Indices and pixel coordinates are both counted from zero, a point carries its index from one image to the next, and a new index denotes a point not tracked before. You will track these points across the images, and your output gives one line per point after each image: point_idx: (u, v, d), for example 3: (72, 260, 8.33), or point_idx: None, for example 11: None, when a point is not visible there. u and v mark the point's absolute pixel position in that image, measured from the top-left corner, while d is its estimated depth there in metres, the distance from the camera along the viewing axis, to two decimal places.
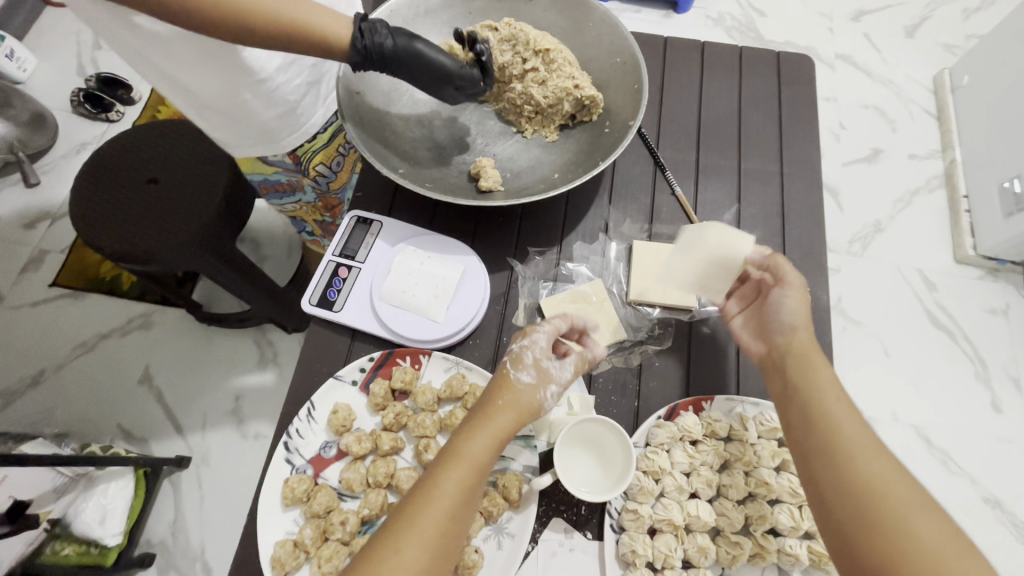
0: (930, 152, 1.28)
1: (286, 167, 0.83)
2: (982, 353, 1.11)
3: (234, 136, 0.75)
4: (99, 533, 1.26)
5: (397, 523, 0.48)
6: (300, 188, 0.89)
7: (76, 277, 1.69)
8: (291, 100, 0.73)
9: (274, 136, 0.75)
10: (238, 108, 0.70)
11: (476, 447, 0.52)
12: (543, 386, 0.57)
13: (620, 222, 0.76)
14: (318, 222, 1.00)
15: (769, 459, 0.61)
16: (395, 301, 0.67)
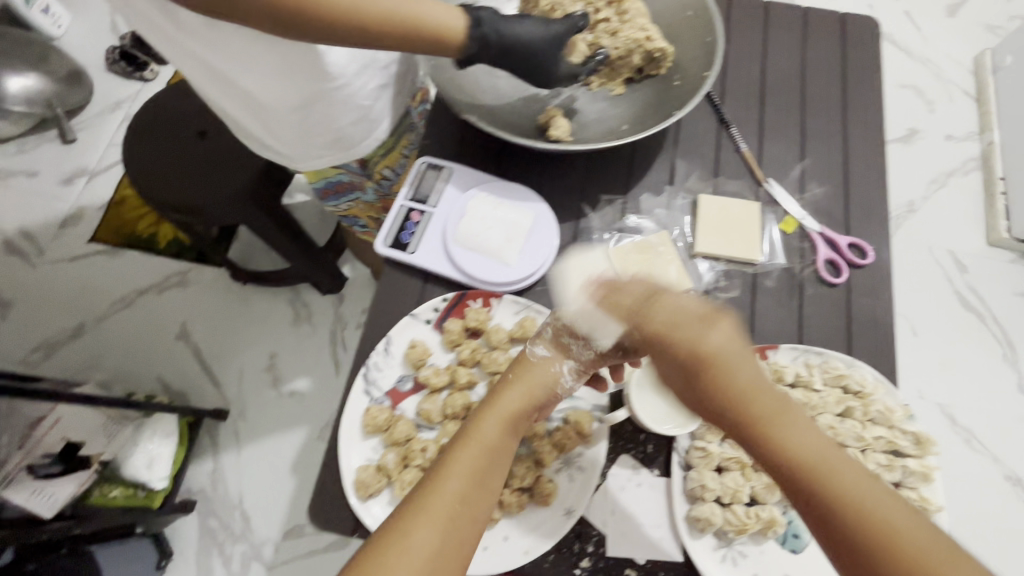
0: (969, 134, 1.20)
1: (350, 169, 0.80)
2: (1010, 335, 1.07)
3: (307, 148, 0.72)
4: (147, 477, 1.30)
5: (403, 508, 0.43)
6: (360, 188, 0.86)
7: (114, 234, 1.72)
8: (365, 105, 0.67)
9: (349, 144, 0.72)
10: (309, 116, 0.66)
11: (488, 426, 0.50)
12: (559, 359, 0.57)
13: (686, 175, 0.77)
14: (373, 219, 0.95)
15: (834, 405, 0.63)
16: (467, 244, 0.69)
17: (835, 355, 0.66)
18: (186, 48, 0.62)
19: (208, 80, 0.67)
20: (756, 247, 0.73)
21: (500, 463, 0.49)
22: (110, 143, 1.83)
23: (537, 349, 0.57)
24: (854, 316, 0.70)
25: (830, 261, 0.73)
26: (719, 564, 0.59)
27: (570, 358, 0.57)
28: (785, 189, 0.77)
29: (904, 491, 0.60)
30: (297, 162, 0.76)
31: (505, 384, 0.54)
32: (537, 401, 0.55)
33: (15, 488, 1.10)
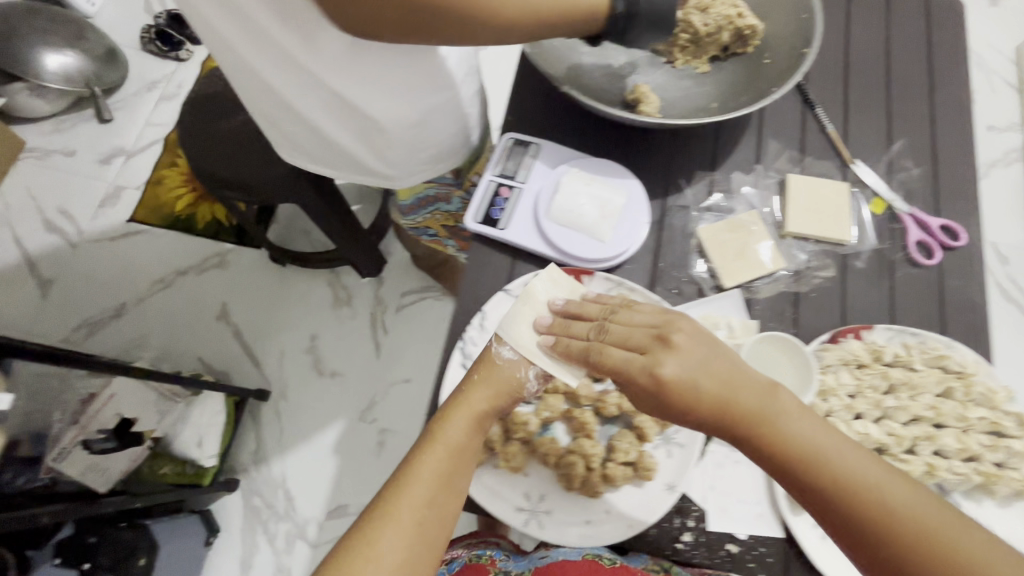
0: (1011, 124, 1.20)
1: (444, 181, 0.94)
2: None
3: (408, 165, 0.76)
4: (197, 455, 1.33)
5: (374, 516, 0.51)
6: (443, 199, 0.94)
7: (152, 214, 1.72)
8: (467, 112, 0.74)
9: (449, 153, 0.78)
10: (423, 130, 0.71)
11: (453, 430, 0.55)
12: (525, 363, 0.58)
13: (773, 156, 0.77)
14: (448, 230, 0.98)
15: (934, 385, 0.63)
16: (561, 220, 0.68)
17: (930, 336, 0.65)
18: (306, 73, 0.61)
19: (317, 111, 0.66)
20: (847, 229, 0.72)
21: (463, 465, 0.54)
22: (146, 123, 1.82)
23: (504, 349, 0.59)
24: (946, 298, 0.70)
25: (921, 243, 0.72)
26: (822, 541, 0.59)
27: (534, 362, 0.58)
28: (873, 170, 0.76)
29: (1008, 471, 0.60)
30: (393, 181, 0.79)
31: (471, 385, 0.58)
32: (500, 401, 0.58)
33: (71, 462, 1.10)
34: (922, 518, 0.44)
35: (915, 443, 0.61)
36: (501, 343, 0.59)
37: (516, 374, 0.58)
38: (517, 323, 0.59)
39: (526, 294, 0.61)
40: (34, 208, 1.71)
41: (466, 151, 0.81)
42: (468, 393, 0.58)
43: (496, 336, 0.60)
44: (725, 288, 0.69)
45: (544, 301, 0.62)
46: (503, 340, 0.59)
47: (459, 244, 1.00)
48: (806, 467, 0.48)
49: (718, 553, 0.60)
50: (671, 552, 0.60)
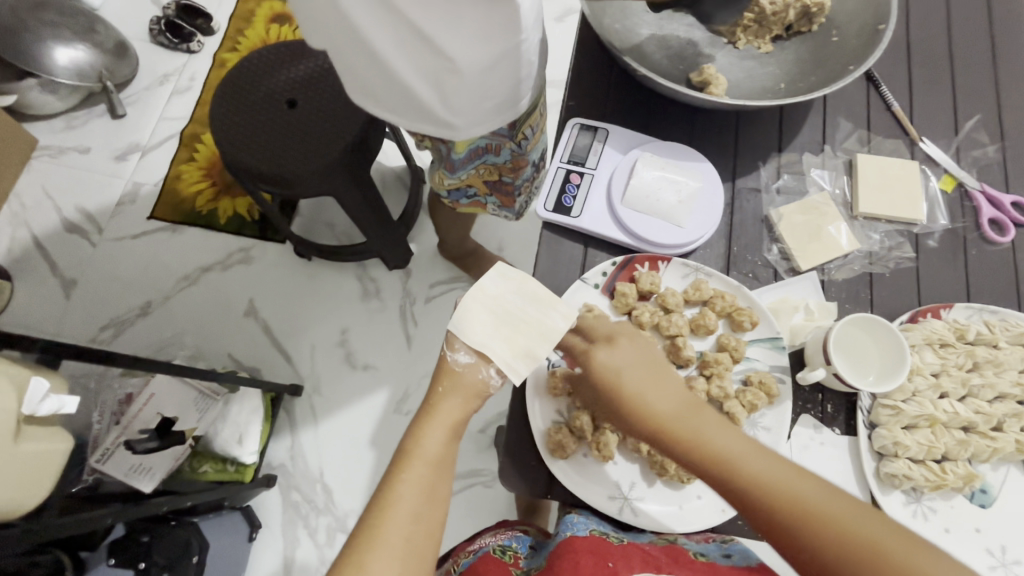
0: None
1: (498, 132, 0.80)
2: None
3: (472, 116, 0.70)
4: (238, 452, 1.31)
5: (363, 538, 0.50)
6: (495, 152, 0.85)
7: (173, 210, 1.69)
8: (531, 62, 0.68)
9: (512, 104, 0.71)
10: (490, 77, 0.65)
11: (428, 442, 0.56)
12: (484, 363, 0.59)
13: (840, 136, 0.76)
14: (491, 183, 0.94)
15: (1017, 362, 0.63)
16: (636, 206, 0.68)
17: (1011, 313, 0.66)
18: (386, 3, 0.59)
19: (392, 45, 0.64)
20: (919, 208, 0.72)
21: (444, 473, 0.55)
22: (161, 118, 1.78)
23: (459, 355, 0.60)
24: (1020, 275, 0.70)
25: (994, 220, 0.72)
26: (912, 520, 0.60)
27: (493, 362, 0.59)
28: (941, 148, 0.75)
29: None
30: (455, 133, 0.73)
31: (438, 397, 0.59)
32: (467, 409, 0.59)
33: (113, 464, 1.10)
34: (856, 532, 0.44)
35: (1002, 421, 0.62)
36: (454, 349, 0.60)
37: (480, 376, 0.59)
38: (472, 324, 0.59)
39: (474, 291, 0.60)
40: (52, 208, 1.67)
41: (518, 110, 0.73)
42: (437, 407, 0.58)
43: (450, 340, 0.60)
44: (801, 271, 0.69)
45: (494, 299, 0.60)
46: (457, 345, 0.59)
47: (498, 201, 0.99)
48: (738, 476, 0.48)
49: None
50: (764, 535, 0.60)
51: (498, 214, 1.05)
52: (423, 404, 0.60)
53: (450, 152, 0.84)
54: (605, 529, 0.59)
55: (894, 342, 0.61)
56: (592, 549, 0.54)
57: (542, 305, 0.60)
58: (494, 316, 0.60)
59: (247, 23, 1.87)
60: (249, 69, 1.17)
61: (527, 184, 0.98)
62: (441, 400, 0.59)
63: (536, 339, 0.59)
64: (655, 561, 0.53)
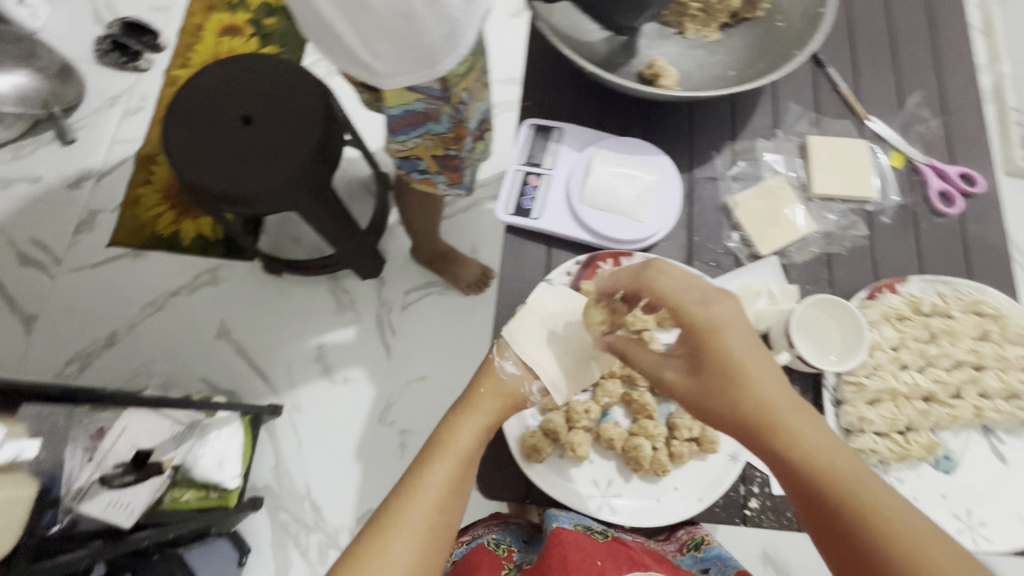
0: None
1: (431, 93, 0.76)
2: None
3: (394, 62, 0.68)
4: (220, 477, 1.29)
5: (386, 515, 0.51)
6: (435, 119, 0.82)
7: (134, 235, 1.64)
8: (456, 16, 0.66)
9: (435, 59, 0.68)
10: (408, 23, 0.63)
11: (462, 435, 0.57)
12: (530, 377, 0.60)
13: (791, 119, 0.77)
14: (438, 158, 0.90)
15: (972, 329, 0.65)
16: (596, 203, 0.69)
17: (963, 282, 0.67)
18: None
19: None
20: (870, 185, 0.73)
21: (471, 470, 0.55)
22: (114, 141, 1.73)
23: (506, 364, 0.60)
24: (969, 244, 0.72)
25: (942, 193, 0.74)
26: None
27: (540, 378, 0.59)
28: (887, 125, 0.77)
29: None
30: (378, 79, 0.70)
31: (477, 395, 0.59)
32: (501, 416, 0.59)
33: (93, 502, 0.97)
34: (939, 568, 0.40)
35: (960, 388, 0.64)
36: (503, 357, 0.61)
37: (522, 390, 0.59)
38: (524, 334, 0.60)
39: (535, 307, 0.62)
40: (5, 243, 1.61)
41: (455, 52, 0.69)
42: (476, 404, 0.59)
43: (502, 347, 0.61)
44: (762, 256, 0.70)
45: (550, 312, 0.62)
46: (508, 353, 0.60)
47: (448, 179, 0.96)
48: (825, 479, 0.45)
49: (786, 515, 0.61)
50: (741, 519, 0.61)
51: (450, 192, 1.00)
52: (462, 398, 0.60)
53: (387, 112, 0.81)
54: (587, 521, 0.59)
55: (857, 321, 0.63)
56: (576, 544, 0.55)
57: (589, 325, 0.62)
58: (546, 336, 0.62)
59: (197, 38, 1.82)
60: (203, 86, 1.14)
61: (473, 157, 0.95)
62: (481, 400, 0.59)
63: (582, 361, 0.61)
64: (640, 559, 0.56)
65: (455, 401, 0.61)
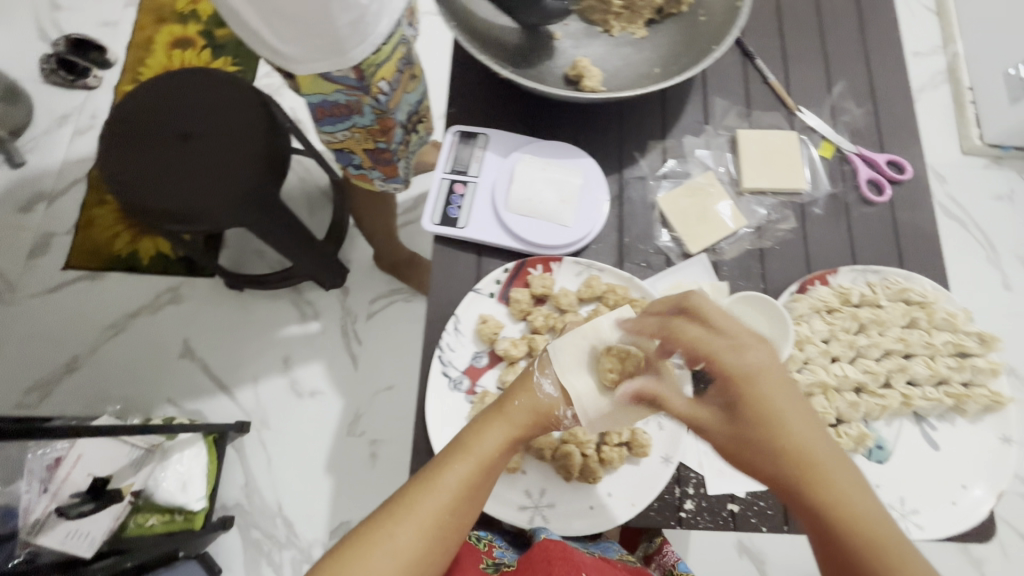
0: (933, 48, 1.47)
1: (348, 83, 0.77)
2: (986, 242, 1.38)
3: (303, 48, 0.69)
4: (184, 500, 1.27)
5: (400, 500, 0.51)
6: (357, 111, 0.82)
7: (90, 257, 1.60)
8: (363, 5, 0.68)
9: (344, 47, 0.70)
10: (312, 10, 0.65)
11: (487, 441, 0.53)
12: (564, 403, 0.54)
13: (722, 113, 0.76)
14: (369, 151, 0.91)
15: (900, 318, 0.65)
16: (520, 209, 0.67)
17: (892, 270, 0.67)
18: None
19: None
20: (800, 176, 0.73)
21: (489, 481, 0.53)
22: (66, 161, 1.68)
23: (545, 382, 0.55)
24: (900, 232, 0.72)
25: (871, 181, 0.74)
26: None
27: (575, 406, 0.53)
28: (818, 115, 0.77)
29: (975, 388, 0.63)
30: (290, 64, 0.72)
31: (509, 401, 0.55)
32: (527, 435, 0.55)
33: (51, 534, 0.95)
34: None
35: (889, 377, 0.64)
36: (544, 373, 0.55)
37: (555, 413, 0.54)
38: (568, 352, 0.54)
39: (587, 328, 0.55)
40: None
41: (369, 43, 0.72)
42: (506, 412, 0.54)
43: (543, 363, 0.55)
44: (692, 255, 0.70)
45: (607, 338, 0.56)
46: (548, 372, 0.55)
47: (383, 173, 0.97)
48: (869, 544, 0.42)
49: (722, 514, 0.61)
50: (676, 521, 0.61)
51: (388, 187, 1.02)
52: (496, 402, 0.56)
53: (308, 99, 0.81)
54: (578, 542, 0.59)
55: (783, 319, 0.63)
56: (564, 555, 0.53)
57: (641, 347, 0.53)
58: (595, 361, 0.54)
59: (146, 52, 1.78)
60: (136, 106, 1.12)
61: (405, 150, 0.96)
62: (512, 412, 0.54)
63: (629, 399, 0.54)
64: None
65: (489, 403, 0.57)
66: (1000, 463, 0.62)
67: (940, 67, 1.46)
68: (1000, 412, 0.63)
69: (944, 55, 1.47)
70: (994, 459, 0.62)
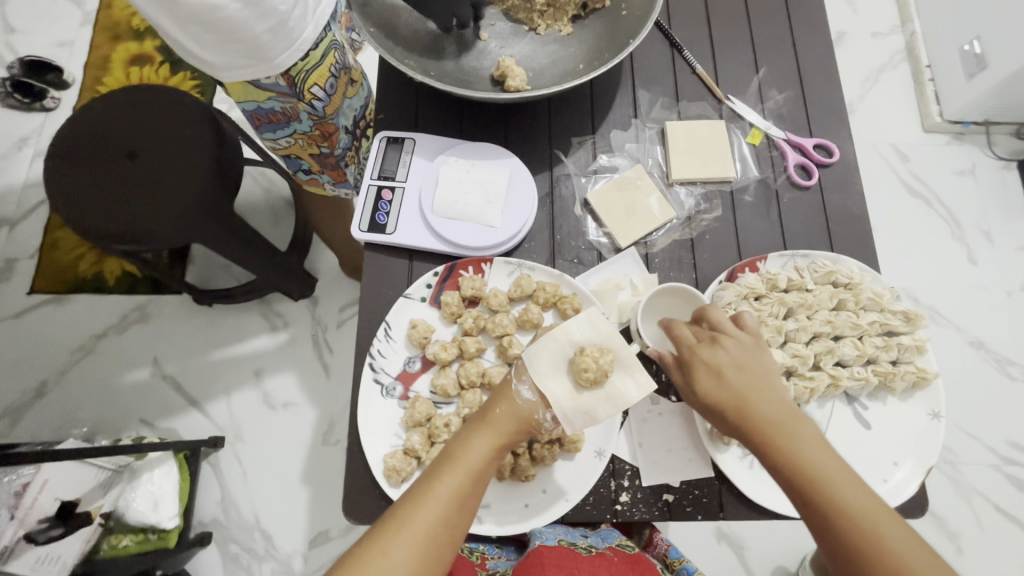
0: (892, 28, 1.49)
1: (279, 91, 0.72)
2: (954, 215, 1.35)
3: (222, 56, 0.64)
4: (156, 519, 1.15)
5: (390, 521, 0.48)
6: (295, 117, 0.79)
7: (58, 281, 1.51)
8: (282, 10, 0.62)
9: (268, 53, 0.65)
10: (223, 21, 0.59)
11: (473, 451, 0.52)
12: (544, 406, 0.53)
13: (649, 106, 0.77)
14: (315, 155, 0.89)
15: (827, 300, 0.66)
16: (447, 213, 0.67)
17: (819, 253, 0.68)
18: None
19: None
20: (728, 164, 0.73)
21: (481, 489, 0.51)
22: (25, 184, 1.60)
23: (524, 387, 0.54)
24: (831, 214, 0.73)
25: (799, 165, 0.74)
26: (748, 471, 0.62)
27: (553, 408, 0.53)
28: (746, 103, 0.77)
29: (902, 365, 0.64)
30: (214, 72, 0.67)
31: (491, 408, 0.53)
32: (511, 442, 0.53)
33: (19, 561, 0.89)
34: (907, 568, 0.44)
35: (818, 359, 0.64)
36: (522, 378, 0.54)
37: (536, 417, 0.53)
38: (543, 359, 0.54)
39: (557, 332, 0.55)
40: None
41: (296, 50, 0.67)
42: (490, 417, 0.53)
43: (519, 370, 0.54)
44: (622, 249, 0.70)
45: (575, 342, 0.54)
46: (525, 378, 0.54)
47: (333, 177, 0.96)
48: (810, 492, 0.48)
49: (657, 504, 0.62)
50: (612, 515, 0.62)
51: (338, 190, 1.01)
52: (478, 412, 0.55)
53: (243, 106, 0.77)
54: (572, 539, 0.63)
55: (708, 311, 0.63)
56: (558, 561, 0.56)
57: (606, 346, 0.54)
58: (570, 363, 0.54)
59: (105, 71, 1.70)
60: (86, 124, 1.10)
61: (354, 154, 0.94)
62: (495, 419, 0.53)
63: (602, 400, 0.53)
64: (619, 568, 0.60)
65: (471, 413, 0.56)
66: (930, 438, 0.62)
67: (898, 46, 1.47)
68: (928, 387, 0.64)
69: (901, 35, 1.48)
70: (924, 435, 0.63)
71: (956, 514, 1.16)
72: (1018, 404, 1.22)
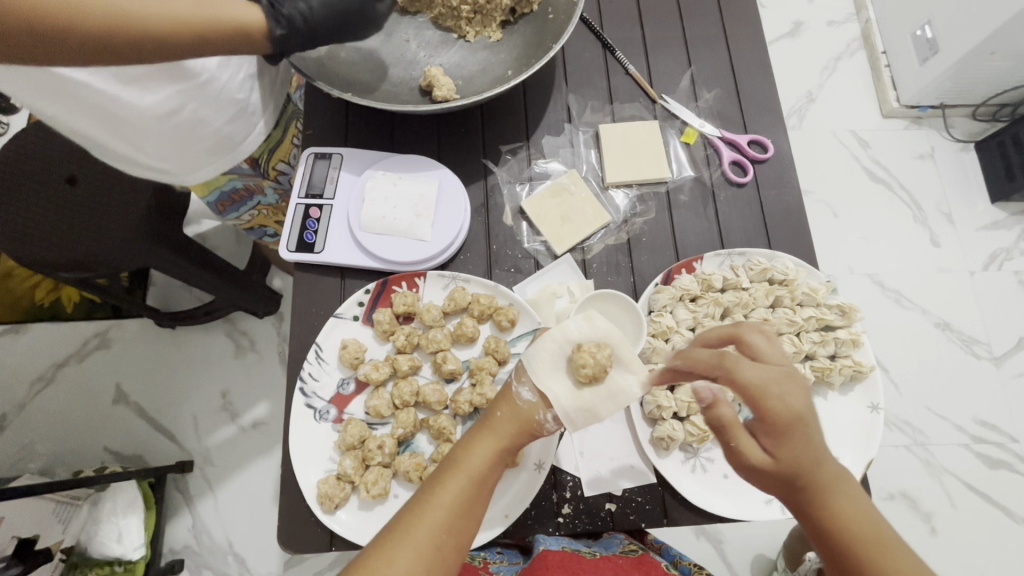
0: (846, 17, 1.50)
1: (242, 173, 0.75)
2: (916, 199, 1.36)
3: (190, 160, 0.64)
4: (120, 551, 1.03)
5: (393, 525, 0.44)
6: (259, 191, 0.81)
7: (8, 310, 1.42)
8: (241, 98, 0.63)
9: (234, 143, 0.66)
10: (184, 127, 0.60)
11: (474, 456, 0.46)
12: (544, 406, 0.48)
13: (582, 109, 0.76)
14: (280, 222, 0.92)
15: (763, 298, 0.66)
16: (374, 228, 0.66)
17: (756, 251, 0.67)
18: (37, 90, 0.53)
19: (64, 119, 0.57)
20: (663, 166, 0.72)
21: (485, 494, 0.46)
22: None
23: (523, 388, 0.49)
24: (767, 211, 0.72)
25: (734, 162, 0.74)
26: (691, 475, 0.62)
27: (554, 407, 0.47)
28: (679, 102, 0.77)
29: (839, 360, 0.64)
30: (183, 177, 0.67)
31: (490, 415, 0.48)
32: (513, 449, 0.48)
33: None
34: None
35: None
36: (521, 380, 0.49)
37: (536, 418, 0.48)
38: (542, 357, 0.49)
39: (552, 331, 0.50)
40: None
41: (259, 129, 0.68)
42: (491, 421, 0.48)
43: (517, 371, 0.50)
44: (559, 256, 0.69)
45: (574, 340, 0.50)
46: (524, 378, 0.49)
47: None
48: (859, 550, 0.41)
49: (600, 514, 0.61)
50: (555, 527, 0.61)
51: None
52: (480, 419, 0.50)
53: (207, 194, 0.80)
54: (576, 546, 0.61)
55: (643, 325, 0.64)
56: (563, 564, 0.56)
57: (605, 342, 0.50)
58: (567, 361, 0.50)
59: None
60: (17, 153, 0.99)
61: None
62: (497, 424, 0.48)
63: (603, 395, 0.49)
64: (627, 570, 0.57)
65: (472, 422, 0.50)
66: (870, 431, 0.62)
67: (854, 34, 1.48)
68: (865, 380, 0.64)
69: (857, 23, 1.49)
70: (864, 428, 0.62)
71: (929, 496, 1.16)
72: (985, 384, 1.23)
